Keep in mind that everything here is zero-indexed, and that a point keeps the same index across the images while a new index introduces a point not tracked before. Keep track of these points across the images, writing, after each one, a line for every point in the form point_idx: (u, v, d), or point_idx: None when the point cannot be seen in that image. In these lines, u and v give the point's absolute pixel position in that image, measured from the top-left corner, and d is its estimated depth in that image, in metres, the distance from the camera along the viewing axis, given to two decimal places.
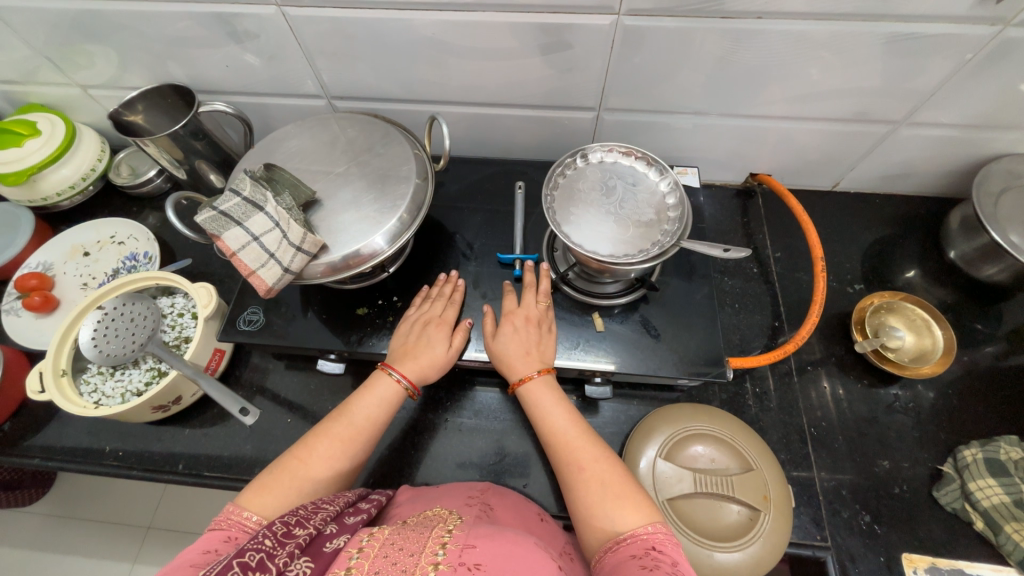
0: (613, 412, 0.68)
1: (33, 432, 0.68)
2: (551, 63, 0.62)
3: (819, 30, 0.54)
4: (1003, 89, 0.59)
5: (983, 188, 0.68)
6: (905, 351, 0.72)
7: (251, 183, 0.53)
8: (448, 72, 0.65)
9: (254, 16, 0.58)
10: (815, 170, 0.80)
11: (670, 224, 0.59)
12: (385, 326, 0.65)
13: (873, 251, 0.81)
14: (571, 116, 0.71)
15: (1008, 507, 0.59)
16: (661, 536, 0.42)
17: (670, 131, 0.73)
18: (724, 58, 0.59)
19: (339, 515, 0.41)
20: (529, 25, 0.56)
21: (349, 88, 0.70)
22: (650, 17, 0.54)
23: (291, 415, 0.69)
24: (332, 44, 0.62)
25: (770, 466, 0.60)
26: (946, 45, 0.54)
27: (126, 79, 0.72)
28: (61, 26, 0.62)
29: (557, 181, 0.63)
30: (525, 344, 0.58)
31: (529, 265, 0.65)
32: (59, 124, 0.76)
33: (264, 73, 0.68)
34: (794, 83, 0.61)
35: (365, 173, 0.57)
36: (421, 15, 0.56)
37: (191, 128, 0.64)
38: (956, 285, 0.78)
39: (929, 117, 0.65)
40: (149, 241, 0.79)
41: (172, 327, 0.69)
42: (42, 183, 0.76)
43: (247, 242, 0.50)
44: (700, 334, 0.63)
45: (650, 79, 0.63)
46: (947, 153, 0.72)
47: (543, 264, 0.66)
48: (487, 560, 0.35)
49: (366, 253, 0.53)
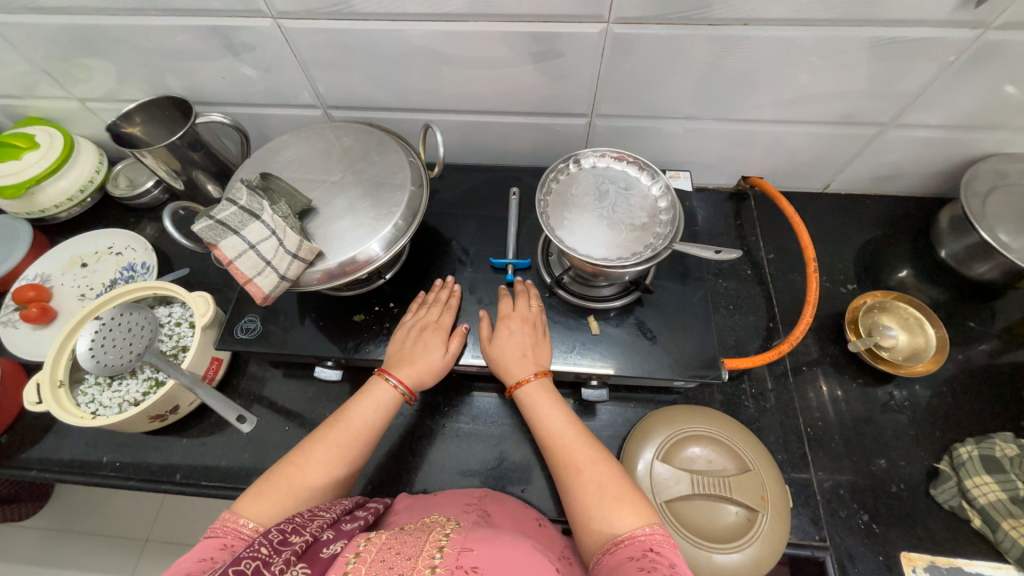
0: (610, 414, 0.68)
1: (30, 444, 0.68)
2: (543, 70, 0.63)
3: (805, 35, 0.55)
4: (987, 90, 0.60)
5: (970, 188, 0.69)
6: (900, 349, 0.72)
7: (248, 192, 0.53)
8: (441, 80, 0.66)
9: (250, 28, 0.59)
10: (805, 172, 0.81)
11: (662, 226, 0.60)
12: (381, 332, 0.65)
13: (866, 252, 0.82)
14: (564, 122, 0.73)
15: (1005, 504, 0.60)
16: (658, 537, 0.42)
17: (662, 135, 0.74)
18: (713, 63, 0.60)
19: (336, 522, 0.42)
20: (519, 34, 0.57)
21: (345, 99, 0.71)
22: (638, 24, 0.55)
23: (289, 423, 0.69)
24: (327, 56, 0.63)
25: (768, 466, 0.60)
26: (930, 48, 0.55)
27: (125, 92, 0.73)
28: (60, 41, 0.63)
29: (551, 186, 0.64)
30: (522, 347, 0.58)
31: (518, 286, 0.66)
32: (57, 137, 0.77)
33: (261, 84, 0.69)
34: (781, 86, 0.62)
35: (360, 181, 0.58)
36: (414, 26, 0.57)
37: (188, 139, 0.65)
38: (948, 283, 0.79)
39: (915, 119, 0.66)
40: (147, 252, 0.79)
41: (169, 336, 0.69)
42: (40, 195, 0.77)
43: (243, 250, 0.51)
44: (695, 336, 0.64)
45: (640, 85, 0.64)
46: (935, 154, 0.73)
47: (525, 283, 0.66)
48: (483, 563, 0.35)
49: (362, 260, 0.54)
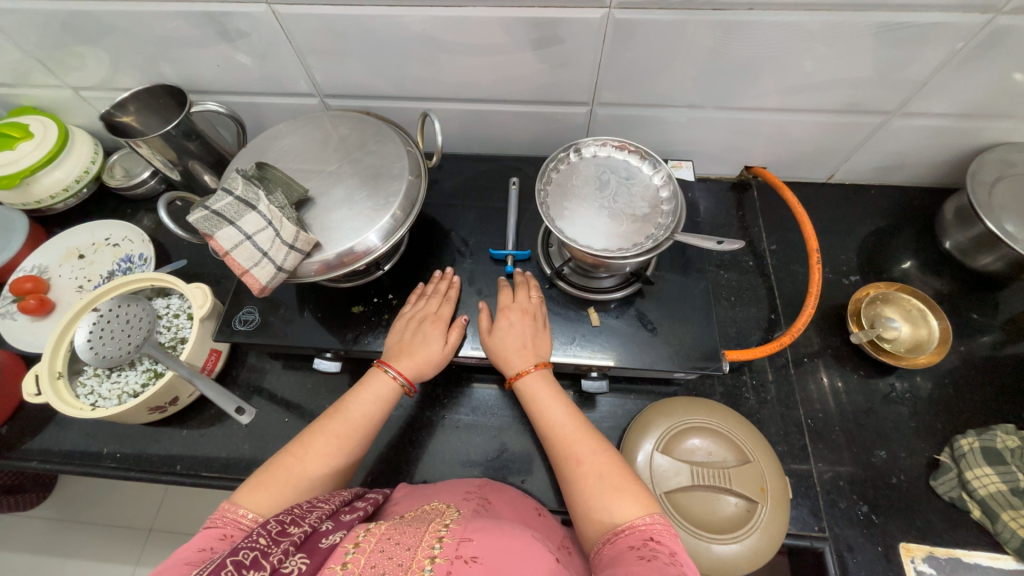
0: (610, 406, 0.68)
1: (30, 435, 0.69)
2: (543, 58, 0.61)
3: (811, 21, 0.54)
4: (996, 78, 0.59)
5: (977, 178, 0.68)
6: (902, 341, 0.71)
7: (244, 182, 0.52)
8: (439, 68, 0.65)
9: (244, 15, 0.58)
10: (810, 162, 0.80)
11: (664, 217, 0.59)
12: (380, 324, 0.65)
13: (869, 242, 0.81)
14: (564, 111, 0.71)
15: (1005, 495, 0.60)
16: (659, 527, 0.42)
17: (663, 124, 0.73)
18: (716, 50, 0.58)
19: (334, 513, 0.41)
20: (519, 20, 0.56)
21: (342, 86, 0.69)
22: (640, 10, 0.54)
23: (288, 415, 0.69)
24: (323, 43, 0.62)
25: (768, 458, 0.60)
26: (939, 34, 0.54)
27: (119, 81, 0.72)
28: (52, 28, 0.62)
29: (551, 176, 0.63)
30: (521, 338, 0.58)
31: (518, 277, 0.65)
32: (51, 126, 0.76)
33: (256, 72, 0.67)
34: (786, 74, 0.61)
35: (357, 171, 0.57)
36: (411, 13, 0.56)
37: (184, 128, 0.64)
38: (951, 275, 0.78)
39: (922, 107, 0.65)
40: (143, 243, 0.79)
41: (167, 328, 0.69)
42: (36, 186, 0.76)
43: (240, 241, 0.50)
44: (696, 327, 0.63)
45: (641, 72, 0.63)
46: (941, 143, 0.72)
47: (524, 274, 0.66)
48: (483, 553, 0.35)
49: (360, 251, 0.53)
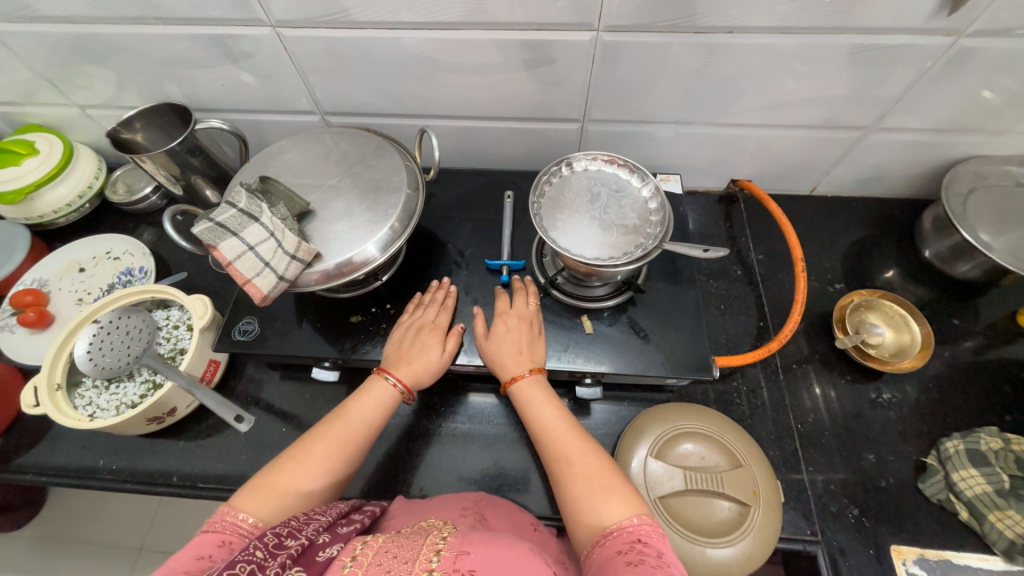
0: (605, 413, 0.69)
1: (26, 447, 0.68)
2: (535, 76, 0.64)
3: (787, 42, 0.57)
4: (964, 95, 0.62)
5: (951, 189, 0.71)
6: (886, 347, 0.73)
7: (246, 196, 0.54)
8: (435, 86, 0.67)
9: (249, 36, 0.61)
10: (794, 175, 0.83)
11: (652, 227, 0.61)
12: (378, 333, 0.66)
13: (853, 252, 0.84)
14: (556, 127, 0.74)
15: (991, 496, 0.61)
16: (647, 528, 0.43)
17: (652, 140, 0.76)
18: (701, 70, 0.62)
19: (331, 527, 0.42)
20: (512, 41, 0.59)
21: (341, 103, 0.72)
22: (627, 33, 0.57)
23: (285, 424, 0.69)
24: (324, 63, 0.64)
25: (759, 461, 0.61)
26: (908, 54, 0.57)
27: (125, 99, 0.74)
28: (63, 49, 0.65)
29: (544, 188, 0.66)
30: (517, 344, 0.59)
31: (517, 284, 0.67)
32: (57, 143, 0.78)
33: (259, 90, 0.70)
34: (767, 92, 0.64)
35: (357, 184, 0.59)
36: (410, 34, 0.59)
37: (188, 144, 0.66)
38: (933, 282, 0.80)
39: (897, 123, 0.69)
40: (144, 256, 0.80)
41: (167, 339, 0.69)
42: (39, 201, 0.77)
43: (242, 252, 0.52)
44: (686, 333, 0.65)
45: (629, 91, 0.66)
46: (918, 156, 0.75)
47: (524, 279, 0.68)
48: (480, 566, 0.35)
49: (359, 261, 0.55)
